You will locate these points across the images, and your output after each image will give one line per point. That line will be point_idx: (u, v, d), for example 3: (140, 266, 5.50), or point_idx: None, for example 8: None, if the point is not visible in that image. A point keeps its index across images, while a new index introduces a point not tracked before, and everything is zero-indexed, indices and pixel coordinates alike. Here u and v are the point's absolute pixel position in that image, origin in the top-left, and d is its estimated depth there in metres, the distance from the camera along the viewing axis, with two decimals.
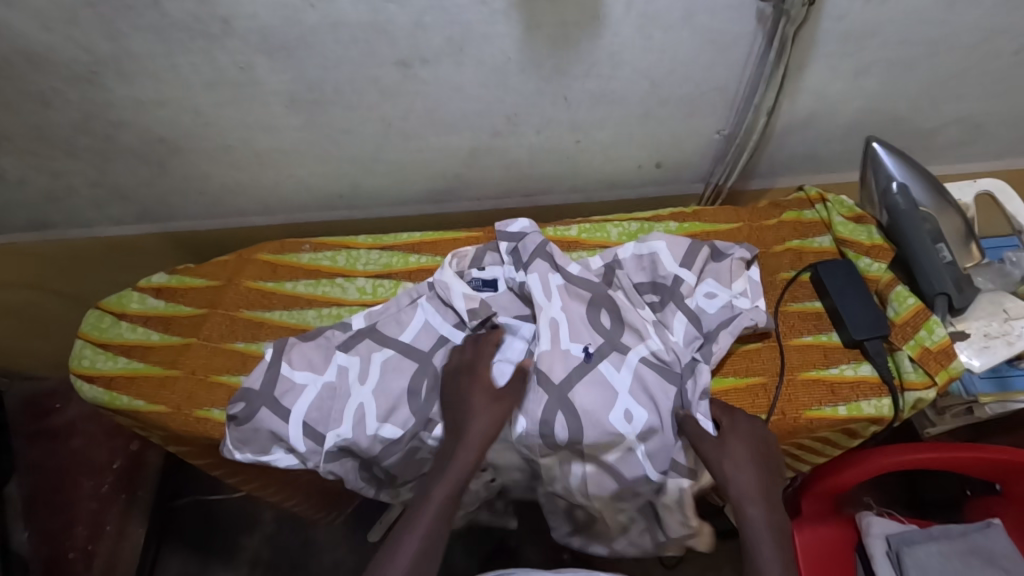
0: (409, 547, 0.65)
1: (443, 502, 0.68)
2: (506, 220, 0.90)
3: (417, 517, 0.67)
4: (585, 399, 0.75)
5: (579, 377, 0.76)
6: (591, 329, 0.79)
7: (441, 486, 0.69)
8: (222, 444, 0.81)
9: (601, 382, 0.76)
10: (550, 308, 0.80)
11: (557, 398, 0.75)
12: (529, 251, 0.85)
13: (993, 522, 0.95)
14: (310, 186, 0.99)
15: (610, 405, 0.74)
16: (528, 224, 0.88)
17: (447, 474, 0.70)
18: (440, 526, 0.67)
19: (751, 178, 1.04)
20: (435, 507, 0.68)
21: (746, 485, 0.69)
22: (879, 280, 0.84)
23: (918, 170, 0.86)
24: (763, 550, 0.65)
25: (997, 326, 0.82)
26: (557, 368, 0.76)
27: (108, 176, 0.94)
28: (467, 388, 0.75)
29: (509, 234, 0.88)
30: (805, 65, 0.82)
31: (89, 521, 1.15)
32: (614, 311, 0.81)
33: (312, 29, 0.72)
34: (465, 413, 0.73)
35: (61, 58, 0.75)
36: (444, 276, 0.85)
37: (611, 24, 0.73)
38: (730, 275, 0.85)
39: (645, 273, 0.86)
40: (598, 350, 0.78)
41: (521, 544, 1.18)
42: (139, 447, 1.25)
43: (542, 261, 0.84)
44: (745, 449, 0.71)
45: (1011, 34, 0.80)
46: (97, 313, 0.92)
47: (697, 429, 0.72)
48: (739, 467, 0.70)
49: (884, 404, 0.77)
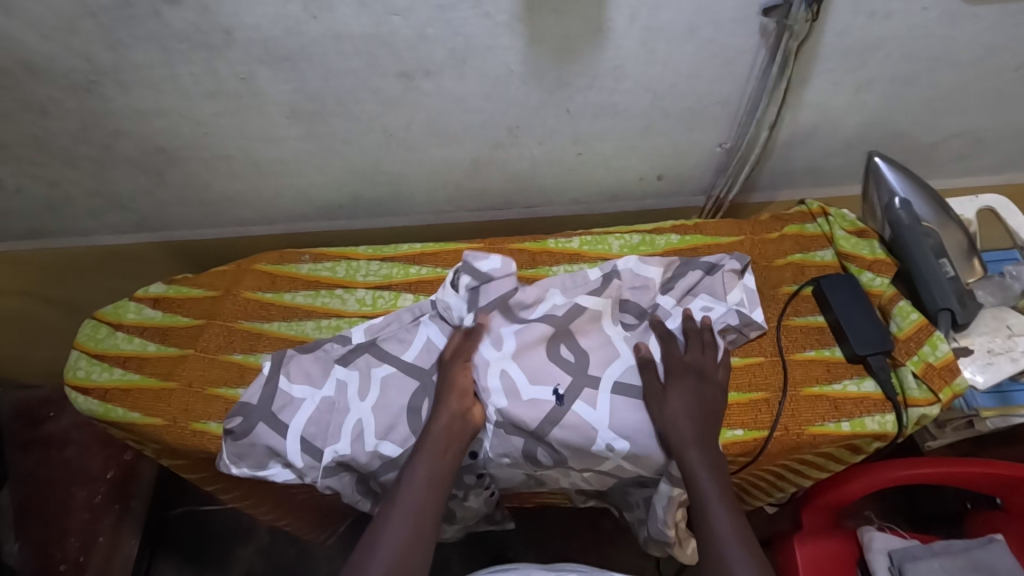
0: (419, 475, 0.69)
1: (445, 426, 0.72)
2: (476, 254, 0.83)
3: (421, 447, 0.71)
4: (563, 440, 0.73)
5: (554, 423, 0.73)
6: (559, 369, 0.77)
7: (445, 410, 0.74)
8: (217, 457, 0.79)
9: (577, 423, 0.73)
10: (499, 360, 0.77)
11: (534, 437, 0.75)
12: (482, 301, 0.80)
13: (996, 537, 0.93)
14: (310, 196, 0.98)
15: (591, 441, 0.73)
16: (499, 264, 0.81)
17: (448, 400, 0.74)
18: (446, 449, 0.71)
19: (752, 190, 1.04)
20: (437, 433, 0.72)
21: (685, 432, 0.70)
22: (882, 295, 0.84)
23: (919, 184, 0.86)
24: (705, 488, 0.67)
25: (1001, 343, 0.82)
26: (530, 416, 0.74)
27: (106, 186, 0.93)
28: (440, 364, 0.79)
29: (477, 270, 0.82)
30: (807, 80, 0.82)
31: (81, 532, 1.13)
32: (573, 343, 0.78)
33: (315, 40, 0.72)
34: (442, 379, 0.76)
35: (60, 67, 0.74)
36: (444, 296, 0.83)
37: (615, 37, 0.73)
38: (723, 286, 0.84)
39: (638, 292, 0.84)
40: (569, 391, 0.75)
41: (517, 556, 1.17)
42: (134, 458, 1.22)
43: (496, 312, 0.80)
44: (682, 399, 0.73)
45: (1013, 50, 0.80)
46: (92, 323, 0.91)
47: (651, 374, 0.75)
48: (679, 422, 0.71)
49: (888, 420, 0.77)
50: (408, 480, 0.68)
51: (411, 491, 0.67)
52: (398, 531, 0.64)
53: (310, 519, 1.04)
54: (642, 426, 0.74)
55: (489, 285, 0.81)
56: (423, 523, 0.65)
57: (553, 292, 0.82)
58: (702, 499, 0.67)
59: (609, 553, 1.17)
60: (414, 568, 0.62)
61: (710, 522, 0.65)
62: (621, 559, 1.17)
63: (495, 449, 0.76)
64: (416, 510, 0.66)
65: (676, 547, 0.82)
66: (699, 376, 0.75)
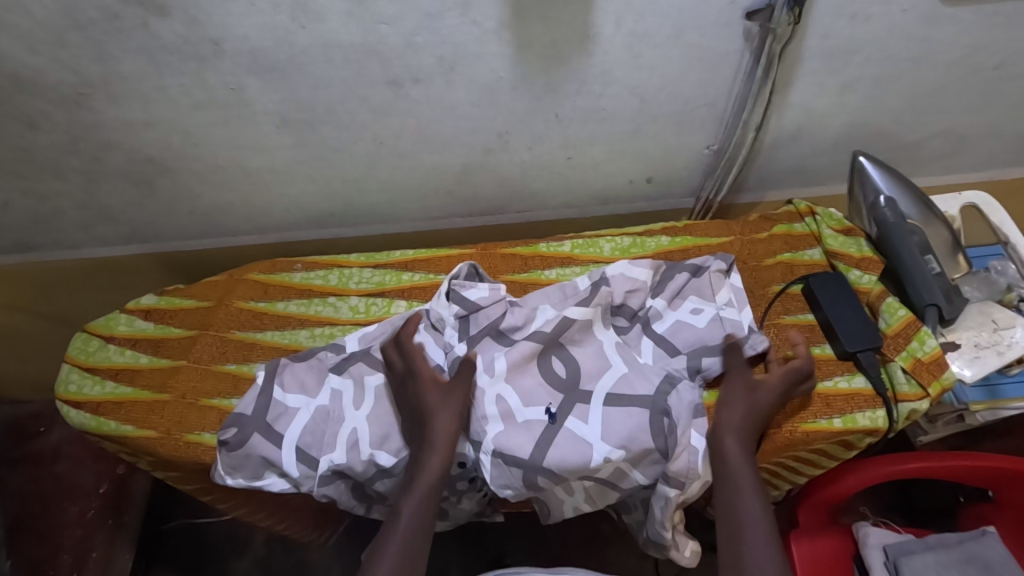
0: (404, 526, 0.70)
1: (434, 473, 0.72)
2: (463, 282, 0.84)
3: (410, 493, 0.71)
4: (559, 462, 0.73)
5: (548, 442, 0.74)
6: (550, 388, 0.78)
7: (433, 457, 0.72)
8: (212, 469, 0.79)
9: (572, 440, 0.74)
10: (493, 385, 0.77)
11: (533, 467, 0.73)
12: (473, 331, 0.82)
13: (988, 529, 0.95)
14: (301, 205, 0.98)
15: (587, 457, 0.73)
16: (486, 292, 0.83)
17: (432, 435, 0.73)
18: (430, 496, 0.71)
19: (740, 192, 1.05)
20: (426, 481, 0.71)
21: (735, 454, 0.72)
22: (870, 292, 0.85)
23: (904, 183, 0.88)
24: (748, 502, 0.70)
25: (988, 337, 0.84)
26: (525, 443, 0.74)
27: (96, 198, 0.93)
28: (407, 387, 0.77)
29: (464, 298, 0.83)
30: (792, 82, 0.83)
31: (74, 548, 1.11)
32: (565, 358, 0.79)
33: (304, 50, 0.72)
34: (421, 416, 0.74)
35: (48, 80, 0.74)
36: (437, 307, 0.84)
37: (602, 42, 0.74)
38: (710, 286, 0.84)
39: (629, 294, 0.84)
40: (561, 408, 0.76)
41: (517, 561, 1.17)
42: (127, 471, 1.21)
43: (487, 340, 0.81)
44: (739, 395, 0.76)
45: (991, 50, 0.82)
46: (83, 336, 0.90)
47: (735, 359, 0.78)
48: (727, 440, 0.73)
49: (879, 415, 0.78)
50: (398, 529, 0.70)
51: (400, 540, 0.69)
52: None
53: (307, 524, 1.04)
54: (636, 434, 0.74)
55: (477, 312, 0.83)
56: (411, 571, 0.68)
57: (542, 309, 0.82)
58: (740, 518, 0.69)
59: (608, 555, 1.18)
60: None
61: (745, 543, 0.68)
62: (619, 562, 1.17)
63: (495, 480, 0.74)
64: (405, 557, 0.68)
65: (673, 550, 0.82)
66: (789, 375, 0.76)
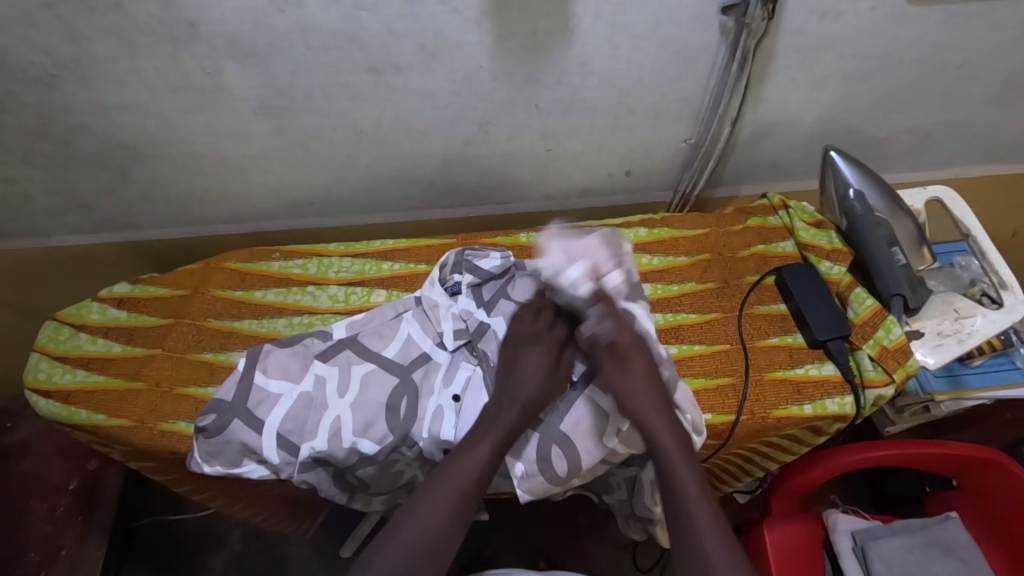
0: (455, 471, 0.68)
1: (509, 428, 0.71)
2: (477, 254, 0.88)
3: (476, 438, 0.71)
4: (575, 425, 0.75)
5: (568, 407, 0.76)
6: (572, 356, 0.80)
7: (512, 410, 0.72)
8: (189, 457, 0.78)
9: (592, 406, 0.75)
10: (445, 393, 0.79)
11: (549, 434, 0.75)
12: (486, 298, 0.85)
13: (952, 515, 1.00)
14: (279, 194, 0.98)
15: (602, 425, 0.74)
16: (500, 258, 0.87)
17: (519, 396, 0.73)
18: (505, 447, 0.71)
19: (717, 185, 1.07)
20: (500, 432, 0.71)
21: (665, 435, 0.68)
22: (839, 282, 0.88)
23: (871, 176, 0.89)
24: (680, 475, 0.66)
25: (950, 325, 0.86)
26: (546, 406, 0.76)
27: (67, 183, 0.91)
28: (526, 350, 0.77)
29: (478, 268, 0.86)
30: (765, 77, 0.85)
31: (43, 545, 1.07)
32: None
33: (283, 35, 0.72)
34: (516, 371, 0.75)
35: (17, 60, 0.72)
36: (432, 294, 0.86)
37: (581, 33, 0.75)
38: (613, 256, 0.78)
39: None
40: (583, 375, 0.78)
41: (497, 554, 1.18)
42: (98, 466, 1.18)
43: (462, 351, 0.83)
44: (631, 379, 0.70)
45: (954, 49, 0.85)
46: (53, 325, 0.88)
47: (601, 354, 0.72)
48: (650, 418, 0.69)
49: (847, 401, 0.80)
50: (463, 463, 0.69)
51: (460, 475, 0.68)
52: (430, 513, 0.66)
53: (286, 515, 1.04)
54: None
55: (490, 281, 0.86)
56: (452, 521, 0.66)
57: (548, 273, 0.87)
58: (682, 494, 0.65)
59: (587, 545, 1.19)
60: (437, 553, 0.65)
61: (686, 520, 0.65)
62: (598, 552, 1.19)
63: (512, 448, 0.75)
64: (460, 493, 0.67)
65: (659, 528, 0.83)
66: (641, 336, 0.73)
